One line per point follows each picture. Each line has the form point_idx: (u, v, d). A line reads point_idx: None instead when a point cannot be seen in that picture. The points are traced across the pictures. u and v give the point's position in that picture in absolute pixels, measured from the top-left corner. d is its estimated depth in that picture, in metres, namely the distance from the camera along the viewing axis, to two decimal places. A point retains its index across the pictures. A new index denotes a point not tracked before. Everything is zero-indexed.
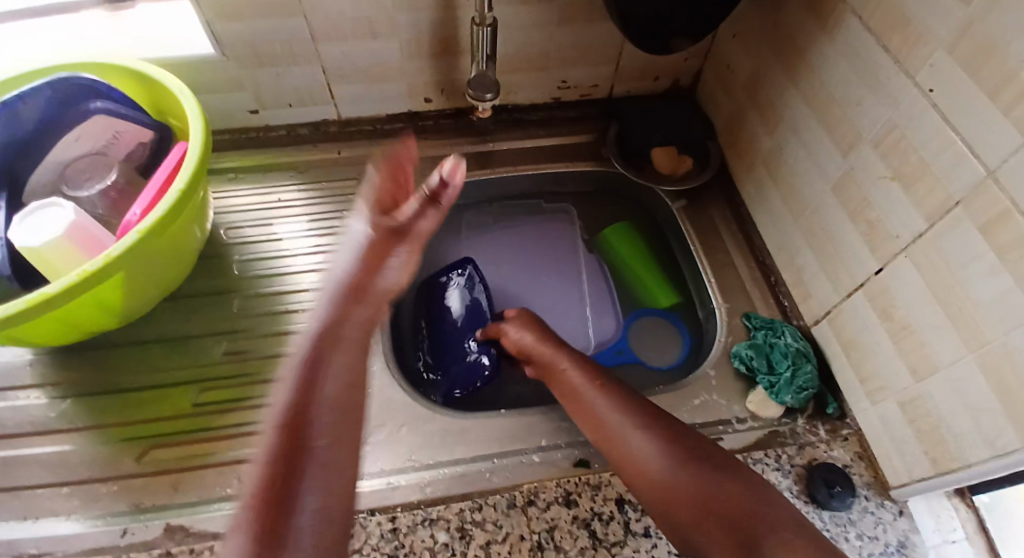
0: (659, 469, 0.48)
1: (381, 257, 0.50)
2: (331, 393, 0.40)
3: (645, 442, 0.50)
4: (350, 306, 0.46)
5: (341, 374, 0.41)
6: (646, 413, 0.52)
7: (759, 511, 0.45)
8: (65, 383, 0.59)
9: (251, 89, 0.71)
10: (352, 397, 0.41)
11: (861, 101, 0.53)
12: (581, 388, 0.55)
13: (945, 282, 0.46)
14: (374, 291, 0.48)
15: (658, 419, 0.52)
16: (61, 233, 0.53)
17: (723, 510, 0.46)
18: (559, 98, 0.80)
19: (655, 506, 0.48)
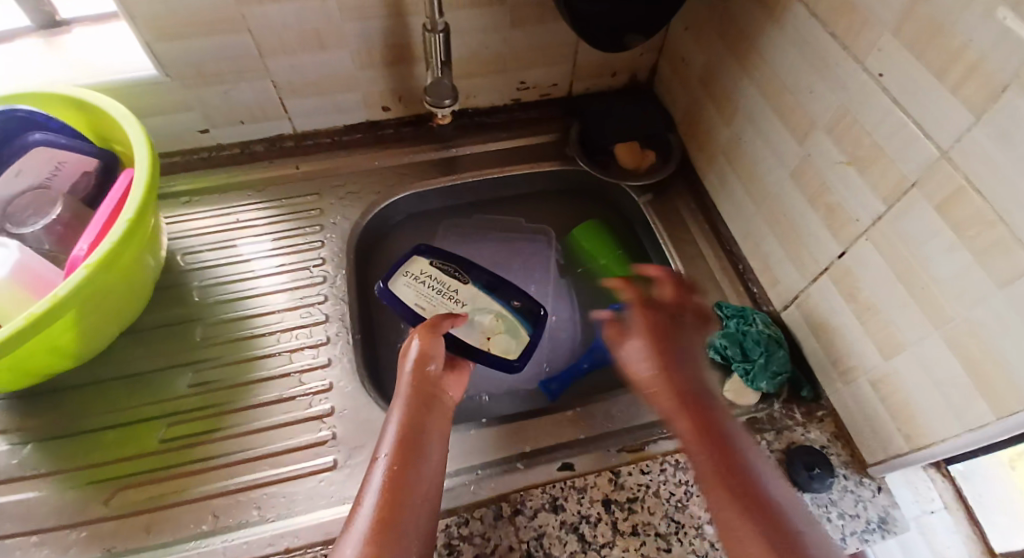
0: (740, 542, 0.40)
1: (433, 351, 0.55)
2: (417, 483, 0.45)
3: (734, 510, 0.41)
4: (425, 409, 0.51)
5: (427, 467, 0.47)
6: (753, 474, 0.44)
7: None
8: (24, 428, 0.56)
9: (199, 108, 0.68)
10: (432, 489, 0.46)
11: (813, 87, 0.54)
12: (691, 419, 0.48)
13: (907, 261, 0.47)
14: (434, 390, 0.53)
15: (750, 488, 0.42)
16: (5, 275, 0.51)
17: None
18: (518, 99, 0.80)
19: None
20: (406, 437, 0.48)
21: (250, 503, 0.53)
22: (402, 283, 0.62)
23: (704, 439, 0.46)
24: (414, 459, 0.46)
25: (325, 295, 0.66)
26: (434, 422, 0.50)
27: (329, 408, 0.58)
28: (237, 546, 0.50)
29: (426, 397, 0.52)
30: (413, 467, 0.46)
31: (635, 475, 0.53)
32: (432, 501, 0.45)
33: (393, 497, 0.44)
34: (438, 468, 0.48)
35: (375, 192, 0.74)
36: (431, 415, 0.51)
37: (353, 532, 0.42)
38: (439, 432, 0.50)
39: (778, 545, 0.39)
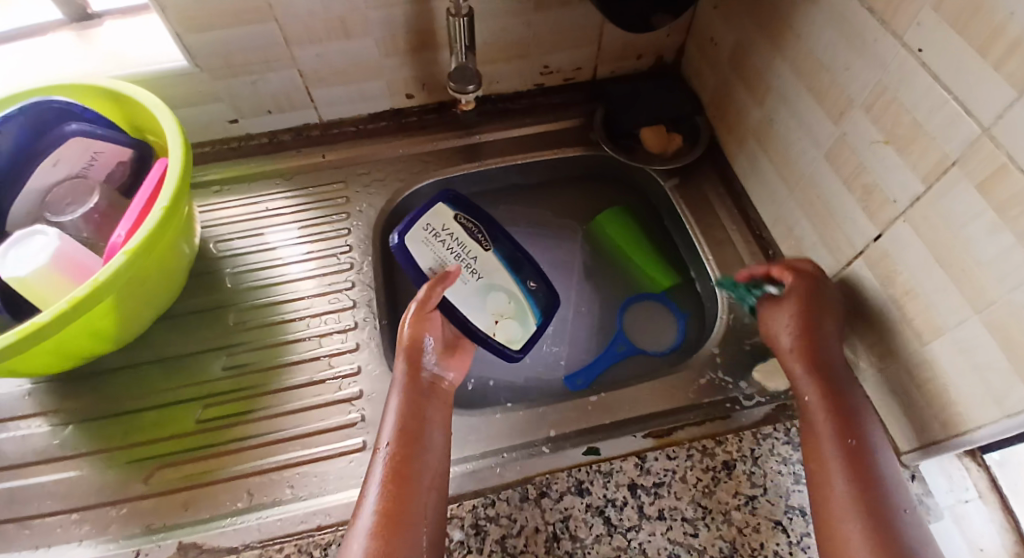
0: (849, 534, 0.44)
1: (424, 338, 0.56)
2: (417, 473, 0.47)
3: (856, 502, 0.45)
4: (426, 399, 0.52)
5: (428, 455, 0.49)
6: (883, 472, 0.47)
7: None
8: (67, 410, 0.58)
9: (228, 98, 0.70)
10: (435, 476, 0.48)
11: (849, 65, 0.52)
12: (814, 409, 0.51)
13: (946, 242, 0.46)
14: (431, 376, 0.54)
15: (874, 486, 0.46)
16: (45, 261, 0.52)
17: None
18: (543, 84, 0.79)
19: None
20: (405, 429, 0.49)
21: (282, 481, 0.54)
22: (418, 240, 0.62)
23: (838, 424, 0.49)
24: (415, 450, 0.48)
25: (352, 281, 0.67)
26: (431, 412, 0.52)
27: (358, 391, 0.59)
28: (272, 522, 0.51)
29: (426, 390, 0.53)
30: (413, 457, 0.48)
31: (661, 460, 0.52)
32: (435, 487, 0.47)
33: (395, 491, 0.46)
34: (441, 455, 0.49)
35: (401, 179, 0.75)
36: (431, 402, 0.53)
37: (361, 525, 0.44)
38: (437, 419, 0.52)
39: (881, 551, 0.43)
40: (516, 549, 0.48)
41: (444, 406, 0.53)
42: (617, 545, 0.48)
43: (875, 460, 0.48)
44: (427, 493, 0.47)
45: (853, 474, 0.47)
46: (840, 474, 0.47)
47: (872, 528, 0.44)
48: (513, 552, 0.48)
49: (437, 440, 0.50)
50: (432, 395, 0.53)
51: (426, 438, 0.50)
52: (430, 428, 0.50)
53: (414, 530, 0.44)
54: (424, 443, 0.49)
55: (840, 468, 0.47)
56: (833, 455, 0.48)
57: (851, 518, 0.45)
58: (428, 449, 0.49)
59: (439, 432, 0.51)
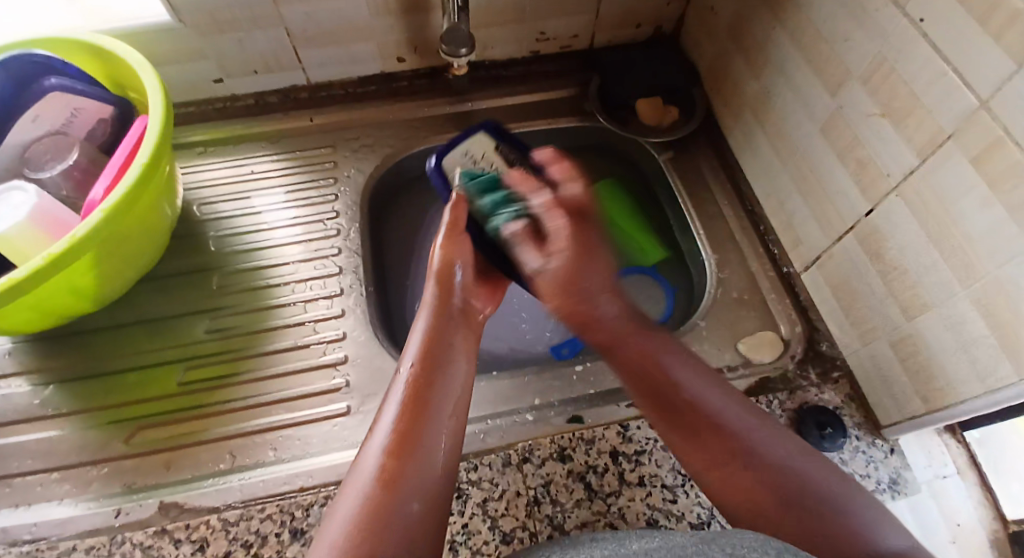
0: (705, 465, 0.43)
1: (452, 260, 0.54)
2: (438, 396, 0.44)
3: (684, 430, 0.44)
4: (450, 324, 0.50)
5: (453, 381, 0.46)
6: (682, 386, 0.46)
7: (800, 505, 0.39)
8: (47, 369, 0.58)
9: (213, 57, 0.68)
10: (457, 403, 0.45)
11: (849, 35, 0.51)
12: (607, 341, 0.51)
13: (937, 217, 0.45)
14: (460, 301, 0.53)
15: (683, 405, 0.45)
16: (24, 217, 0.51)
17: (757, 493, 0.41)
18: (537, 51, 0.78)
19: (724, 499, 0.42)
20: (428, 352, 0.47)
21: (265, 444, 0.54)
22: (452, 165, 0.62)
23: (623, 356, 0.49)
24: (438, 373, 0.46)
25: (339, 247, 0.66)
26: (458, 339, 0.50)
27: (343, 356, 0.59)
28: (254, 483, 0.51)
29: (453, 315, 0.51)
30: (436, 381, 0.45)
31: (643, 429, 0.53)
32: (457, 414, 0.45)
33: (415, 409, 0.43)
34: (464, 385, 0.47)
35: (390, 145, 0.73)
36: (459, 328, 0.51)
37: (375, 442, 0.41)
38: (462, 347, 0.49)
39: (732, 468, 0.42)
40: (497, 512, 0.48)
41: (472, 333, 0.52)
42: (596, 510, 0.49)
43: (687, 399, 0.45)
44: (446, 416, 0.44)
45: (719, 451, 0.43)
46: (715, 454, 0.43)
47: (766, 496, 0.40)
48: (494, 515, 0.48)
49: (462, 366, 0.48)
50: (460, 319, 0.52)
51: (448, 361, 0.47)
52: (454, 351, 0.48)
53: (429, 454, 0.41)
54: (449, 367, 0.47)
55: (704, 452, 0.43)
56: (691, 440, 0.44)
57: (748, 497, 0.41)
58: (451, 373, 0.47)
59: (465, 358, 0.49)
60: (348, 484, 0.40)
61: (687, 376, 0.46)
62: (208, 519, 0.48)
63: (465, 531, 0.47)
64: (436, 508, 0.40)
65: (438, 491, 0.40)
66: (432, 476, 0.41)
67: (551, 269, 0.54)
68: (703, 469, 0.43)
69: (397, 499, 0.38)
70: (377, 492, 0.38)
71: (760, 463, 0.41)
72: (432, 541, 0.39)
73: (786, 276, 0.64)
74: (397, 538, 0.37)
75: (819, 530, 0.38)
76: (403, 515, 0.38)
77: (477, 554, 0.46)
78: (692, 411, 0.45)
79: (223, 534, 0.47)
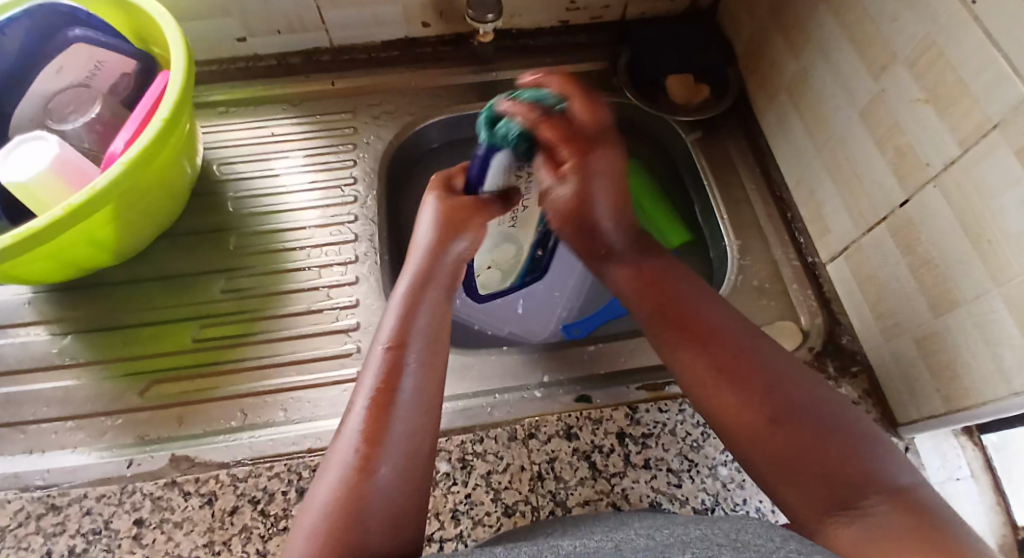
0: (745, 418, 0.43)
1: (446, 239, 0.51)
2: (411, 373, 0.45)
3: (728, 382, 0.44)
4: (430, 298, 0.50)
5: (426, 356, 0.46)
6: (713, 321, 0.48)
7: (852, 464, 0.39)
8: (66, 319, 0.59)
9: (237, 14, 0.67)
10: (431, 376, 0.46)
11: (897, 14, 0.49)
12: (637, 285, 0.53)
13: (974, 209, 0.44)
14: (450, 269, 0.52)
15: (713, 343, 0.46)
16: (46, 166, 0.52)
17: (797, 437, 0.41)
18: (567, 21, 0.76)
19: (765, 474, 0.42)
20: (402, 328, 0.47)
21: (276, 404, 0.54)
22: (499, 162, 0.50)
23: (650, 291, 0.52)
24: (410, 350, 0.46)
25: (355, 215, 0.66)
26: (432, 313, 0.49)
27: (355, 323, 0.59)
28: (264, 441, 0.51)
29: (436, 290, 0.50)
30: (409, 358, 0.45)
31: (652, 412, 0.52)
32: (431, 388, 0.45)
33: (386, 390, 0.43)
34: (438, 359, 0.47)
35: (411, 114, 0.72)
36: (442, 304, 0.50)
37: (348, 429, 0.42)
38: (438, 316, 0.49)
39: (769, 413, 0.42)
40: (499, 485, 0.48)
41: (450, 307, 0.51)
42: (599, 489, 0.48)
43: (719, 336, 0.47)
44: (423, 399, 0.44)
45: (748, 391, 0.43)
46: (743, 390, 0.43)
47: (791, 434, 0.41)
48: (497, 487, 0.48)
49: (440, 344, 0.48)
50: (440, 291, 0.51)
51: (431, 343, 0.47)
52: (426, 328, 0.48)
53: (406, 442, 0.42)
54: (422, 344, 0.47)
55: (729, 393, 0.44)
56: (718, 381, 0.44)
57: (776, 444, 0.41)
58: (426, 355, 0.46)
59: (443, 336, 0.49)
60: (326, 470, 0.41)
61: (711, 308, 0.49)
62: (217, 474, 0.48)
63: (468, 501, 0.48)
64: (414, 485, 0.41)
65: (416, 475, 0.41)
66: (410, 465, 0.41)
67: (559, 192, 0.53)
68: (735, 414, 0.43)
69: (375, 481, 0.39)
70: (354, 477, 0.39)
71: (787, 401, 0.42)
72: (412, 515, 0.40)
73: (810, 266, 0.62)
74: (377, 518, 0.38)
75: (835, 467, 0.39)
76: (382, 496, 0.39)
77: (479, 525, 0.47)
78: (719, 349, 0.46)
79: (232, 489, 0.48)
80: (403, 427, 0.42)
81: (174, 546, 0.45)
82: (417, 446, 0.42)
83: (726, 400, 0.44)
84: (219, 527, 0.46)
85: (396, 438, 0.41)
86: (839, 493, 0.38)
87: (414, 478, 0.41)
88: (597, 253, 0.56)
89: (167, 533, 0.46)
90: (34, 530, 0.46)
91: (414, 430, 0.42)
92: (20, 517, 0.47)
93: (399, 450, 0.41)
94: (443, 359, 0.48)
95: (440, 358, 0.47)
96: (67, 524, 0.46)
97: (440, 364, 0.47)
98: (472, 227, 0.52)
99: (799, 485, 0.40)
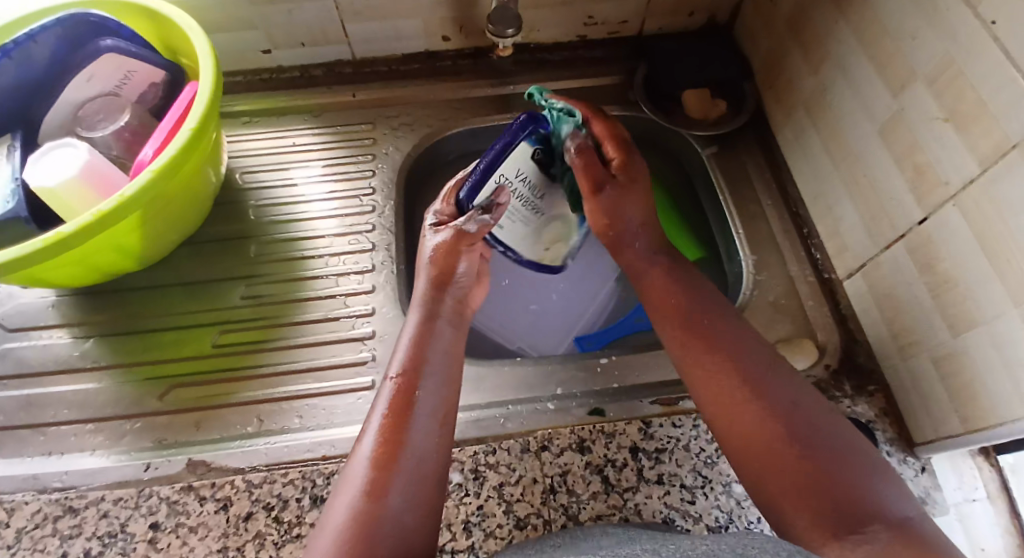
0: (765, 438, 0.43)
1: (455, 267, 0.54)
2: (423, 399, 0.45)
3: (746, 400, 0.45)
4: (441, 326, 0.51)
5: (437, 383, 0.47)
6: (730, 340, 0.49)
7: (861, 496, 0.39)
8: (88, 324, 0.60)
9: (262, 27, 0.68)
10: (444, 403, 0.46)
11: (916, 34, 0.49)
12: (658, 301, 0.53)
13: (993, 227, 0.43)
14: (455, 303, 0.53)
15: (732, 360, 0.47)
16: (73, 173, 0.53)
17: (811, 463, 0.41)
18: (584, 35, 0.76)
19: (772, 510, 0.42)
20: (413, 357, 0.47)
21: (292, 411, 0.55)
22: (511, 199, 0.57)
23: (672, 313, 0.52)
24: (421, 378, 0.46)
25: (373, 224, 0.67)
26: (447, 344, 0.50)
27: (371, 331, 0.60)
28: (278, 447, 0.52)
29: (444, 318, 0.52)
30: (420, 386, 0.46)
31: (666, 427, 0.52)
32: (444, 414, 0.46)
33: (398, 417, 0.44)
34: (450, 386, 0.47)
35: (429, 125, 0.73)
36: (456, 339, 0.51)
37: (362, 453, 0.42)
38: (451, 348, 0.50)
39: (785, 432, 0.43)
40: (512, 497, 0.48)
41: (461, 339, 0.52)
42: (612, 503, 0.48)
43: (737, 357, 0.47)
44: (436, 431, 0.44)
45: (761, 426, 0.43)
46: (753, 438, 0.44)
47: (795, 468, 0.41)
48: (509, 499, 0.48)
49: (453, 371, 0.49)
50: (447, 327, 0.51)
51: (446, 372, 0.48)
52: (439, 359, 0.48)
53: (417, 470, 0.42)
54: (434, 373, 0.47)
55: (749, 424, 0.44)
56: (737, 397, 0.45)
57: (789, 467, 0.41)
58: (442, 386, 0.47)
59: (456, 366, 0.49)
60: (338, 494, 0.41)
61: (723, 329, 0.49)
62: (232, 480, 0.49)
63: (480, 512, 0.48)
64: (427, 512, 0.41)
65: (426, 500, 0.42)
66: (423, 494, 0.42)
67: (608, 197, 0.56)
68: (753, 437, 0.43)
69: (387, 505, 0.40)
70: (365, 503, 0.40)
71: (801, 427, 0.43)
72: (422, 540, 0.40)
73: (827, 283, 0.62)
74: (389, 542, 0.39)
75: (838, 500, 0.39)
76: (394, 519, 0.40)
77: (491, 537, 0.47)
78: (736, 367, 0.47)
79: (246, 495, 0.48)
80: (415, 454, 0.43)
81: (188, 551, 0.46)
82: (427, 474, 0.43)
83: (743, 416, 0.44)
84: (233, 532, 0.46)
85: (407, 466, 0.42)
86: (842, 516, 0.39)
87: (426, 506, 0.41)
88: (626, 267, 0.57)
89: (182, 537, 0.46)
90: (51, 532, 0.47)
91: (422, 459, 0.43)
92: (37, 518, 0.48)
93: (411, 480, 0.42)
94: (457, 389, 0.48)
95: (453, 387, 0.48)
96: (83, 526, 0.47)
97: (454, 394, 0.48)
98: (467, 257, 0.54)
99: (811, 513, 0.39)
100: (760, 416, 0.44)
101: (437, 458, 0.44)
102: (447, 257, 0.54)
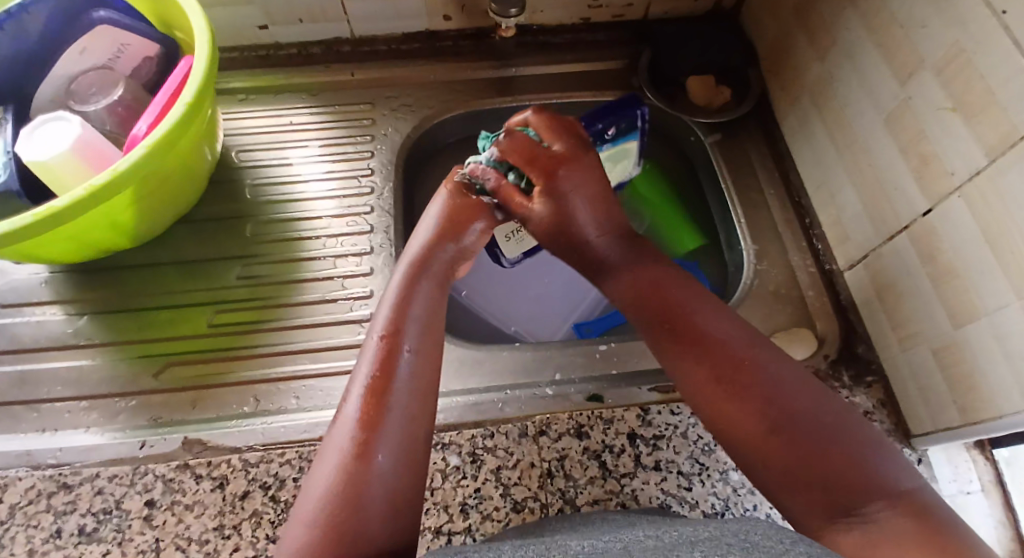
0: (755, 416, 0.42)
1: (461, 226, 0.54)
2: (407, 359, 0.45)
3: (735, 380, 0.44)
4: (427, 290, 0.50)
5: (420, 343, 0.46)
6: (711, 322, 0.48)
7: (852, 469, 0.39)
8: (82, 300, 0.59)
9: (260, 2, 0.67)
10: (427, 366, 0.46)
11: (926, 22, 0.48)
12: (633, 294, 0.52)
13: (998, 219, 0.43)
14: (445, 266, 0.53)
15: (716, 344, 0.46)
16: (68, 147, 0.52)
17: (800, 439, 0.41)
18: (588, 18, 0.75)
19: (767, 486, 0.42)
20: (397, 317, 0.47)
21: (288, 392, 0.54)
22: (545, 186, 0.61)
23: (650, 302, 0.51)
24: (406, 338, 0.46)
25: (371, 206, 0.66)
26: (430, 306, 0.49)
27: (368, 314, 0.59)
28: (275, 428, 0.52)
29: (432, 285, 0.51)
30: (405, 345, 0.46)
31: (664, 414, 0.52)
32: (429, 375, 0.45)
33: (383, 377, 0.43)
34: (434, 348, 0.47)
35: (430, 107, 0.72)
36: (439, 300, 0.51)
37: (347, 415, 0.42)
38: (433, 310, 0.49)
39: (773, 410, 0.42)
40: (510, 481, 0.48)
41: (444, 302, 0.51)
42: (609, 488, 0.48)
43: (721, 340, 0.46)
44: (419, 393, 0.44)
45: (749, 406, 0.43)
46: (738, 418, 0.43)
47: (787, 449, 0.41)
48: (507, 483, 0.48)
49: (436, 333, 0.48)
50: (432, 291, 0.51)
51: (430, 334, 0.48)
52: (423, 325, 0.48)
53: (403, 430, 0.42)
54: (418, 335, 0.47)
55: (737, 405, 0.43)
56: (721, 384, 0.44)
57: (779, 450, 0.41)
58: (424, 349, 0.46)
59: (439, 327, 0.49)
60: (323, 458, 0.41)
61: (706, 312, 0.49)
62: (229, 459, 0.48)
63: (477, 495, 0.48)
64: (415, 477, 0.41)
65: (411, 460, 0.41)
66: (409, 458, 0.41)
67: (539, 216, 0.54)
68: (743, 419, 0.43)
69: (374, 467, 0.39)
70: (352, 462, 0.39)
71: (790, 408, 0.42)
72: (411, 501, 0.40)
73: (827, 273, 0.62)
74: (377, 503, 0.38)
75: (831, 481, 0.39)
76: (382, 480, 0.39)
77: (488, 520, 0.47)
78: (720, 349, 0.46)
79: (243, 474, 0.48)
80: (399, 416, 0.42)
81: (184, 528, 0.45)
82: (413, 436, 0.42)
83: (733, 395, 0.44)
84: (229, 511, 0.46)
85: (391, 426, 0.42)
86: (834, 502, 0.39)
87: (414, 472, 0.41)
88: (594, 266, 0.55)
89: (178, 515, 0.46)
90: (45, 508, 0.46)
91: (408, 420, 0.42)
92: (31, 494, 0.47)
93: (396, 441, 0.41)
94: (440, 354, 0.48)
95: (437, 351, 0.47)
96: (78, 503, 0.47)
97: (438, 358, 0.47)
98: (476, 216, 0.54)
99: (803, 495, 0.40)
100: (749, 396, 0.43)
101: (421, 420, 0.43)
102: (462, 214, 0.54)
